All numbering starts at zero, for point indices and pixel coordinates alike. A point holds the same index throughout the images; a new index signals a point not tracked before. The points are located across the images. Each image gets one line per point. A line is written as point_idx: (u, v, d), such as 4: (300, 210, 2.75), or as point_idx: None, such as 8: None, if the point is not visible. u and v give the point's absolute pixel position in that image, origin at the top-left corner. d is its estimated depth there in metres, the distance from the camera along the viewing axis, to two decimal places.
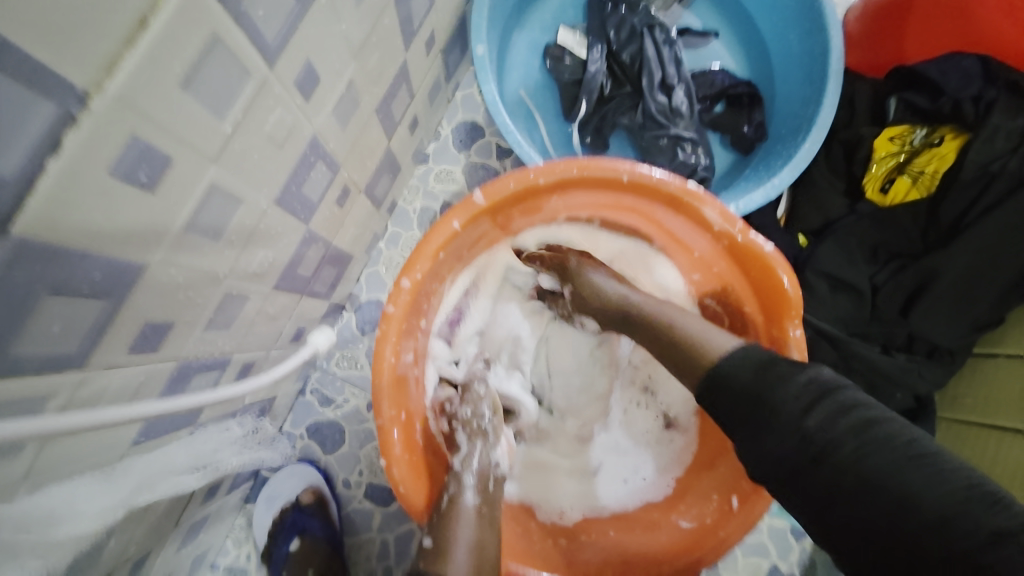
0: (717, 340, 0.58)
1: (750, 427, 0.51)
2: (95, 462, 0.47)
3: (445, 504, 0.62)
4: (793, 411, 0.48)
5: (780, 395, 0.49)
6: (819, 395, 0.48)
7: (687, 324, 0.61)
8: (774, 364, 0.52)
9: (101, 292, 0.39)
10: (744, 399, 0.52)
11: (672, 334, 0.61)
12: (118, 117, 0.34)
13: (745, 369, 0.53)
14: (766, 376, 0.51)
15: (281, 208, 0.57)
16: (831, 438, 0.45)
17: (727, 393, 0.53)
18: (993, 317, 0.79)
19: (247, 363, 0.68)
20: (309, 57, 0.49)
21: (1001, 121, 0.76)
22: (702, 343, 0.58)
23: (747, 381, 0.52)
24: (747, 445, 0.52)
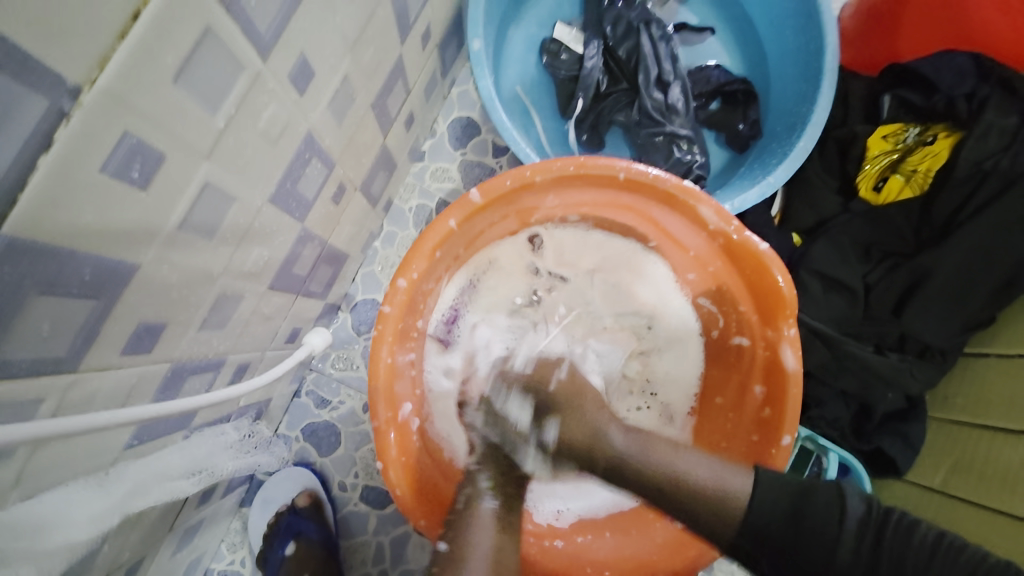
0: (733, 481, 0.54)
1: (796, 556, 0.51)
2: (86, 468, 0.46)
3: (462, 505, 0.62)
4: (848, 538, 0.49)
5: (829, 521, 0.50)
6: (859, 528, 0.49)
7: (698, 472, 0.55)
8: (805, 500, 0.52)
9: (92, 292, 0.38)
10: (793, 556, 0.51)
11: (686, 502, 0.54)
12: (109, 112, 0.32)
13: (778, 512, 0.52)
14: (812, 505, 0.51)
15: (275, 206, 0.56)
16: (886, 562, 0.48)
17: (771, 523, 0.52)
18: (985, 315, 0.79)
19: (242, 365, 0.67)
20: (303, 51, 0.48)
21: (994, 119, 0.76)
22: (722, 494, 0.53)
23: (789, 533, 0.51)
24: (789, 574, 0.51)
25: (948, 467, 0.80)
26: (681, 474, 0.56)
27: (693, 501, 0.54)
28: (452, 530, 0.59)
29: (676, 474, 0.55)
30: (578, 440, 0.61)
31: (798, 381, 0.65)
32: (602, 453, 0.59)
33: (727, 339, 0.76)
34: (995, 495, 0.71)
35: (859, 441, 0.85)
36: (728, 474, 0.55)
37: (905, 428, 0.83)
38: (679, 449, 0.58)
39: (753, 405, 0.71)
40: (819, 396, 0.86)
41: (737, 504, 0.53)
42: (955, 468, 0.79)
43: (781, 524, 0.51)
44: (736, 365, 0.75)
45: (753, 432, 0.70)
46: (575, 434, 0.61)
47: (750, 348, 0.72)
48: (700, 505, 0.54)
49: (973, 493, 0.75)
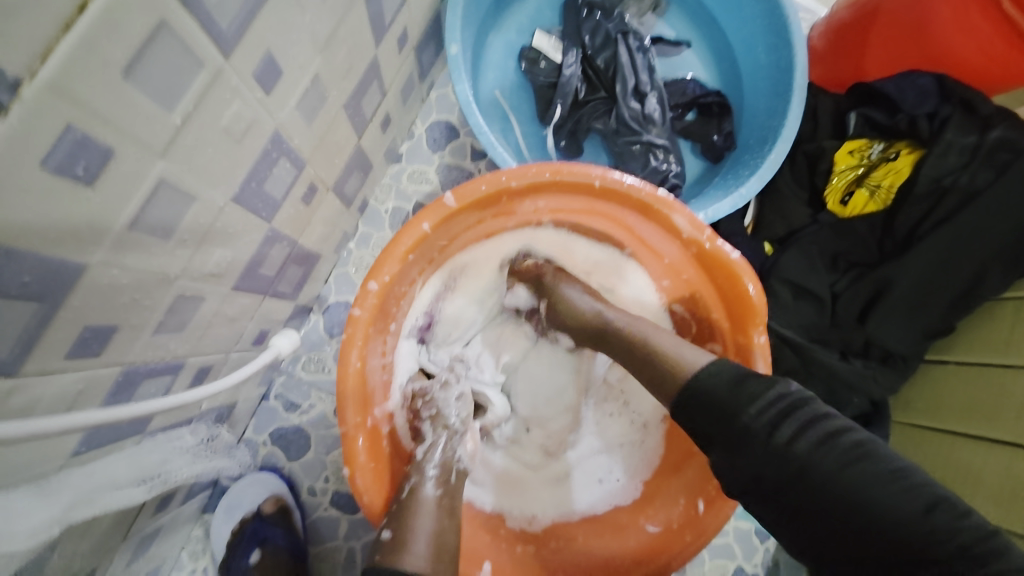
0: (688, 356, 0.58)
1: (722, 434, 0.52)
2: (26, 477, 0.43)
3: (406, 495, 0.60)
4: (765, 419, 0.50)
5: (744, 404, 0.51)
6: (781, 411, 0.50)
7: (660, 341, 0.61)
8: (742, 380, 0.53)
9: (34, 295, 0.36)
10: (717, 419, 0.52)
11: (649, 358, 0.60)
12: (52, 105, 0.31)
13: (717, 379, 0.54)
14: (744, 391, 0.51)
15: (240, 206, 0.55)
16: (816, 451, 0.47)
17: (701, 406, 0.54)
18: (946, 325, 0.82)
19: (203, 368, 0.65)
20: (269, 49, 0.47)
21: (954, 137, 0.80)
22: (676, 361, 0.58)
23: (721, 394, 0.53)
24: (711, 448, 0.53)
25: None
26: (646, 338, 0.62)
27: (653, 360, 0.60)
28: (396, 519, 0.57)
29: (646, 339, 0.62)
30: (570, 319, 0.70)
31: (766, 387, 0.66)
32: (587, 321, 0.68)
33: (700, 346, 0.77)
34: (957, 495, 0.75)
35: None
36: (683, 346, 0.60)
37: (869, 432, 0.85)
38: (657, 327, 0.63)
39: None
40: None
41: (685, 370, 0.57)
42: None
43: (714, 400, 0.53)
44: None
45: None
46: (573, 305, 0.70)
47: (721, 355, 0.73)
48: (656, 364, 0.59)
49: None
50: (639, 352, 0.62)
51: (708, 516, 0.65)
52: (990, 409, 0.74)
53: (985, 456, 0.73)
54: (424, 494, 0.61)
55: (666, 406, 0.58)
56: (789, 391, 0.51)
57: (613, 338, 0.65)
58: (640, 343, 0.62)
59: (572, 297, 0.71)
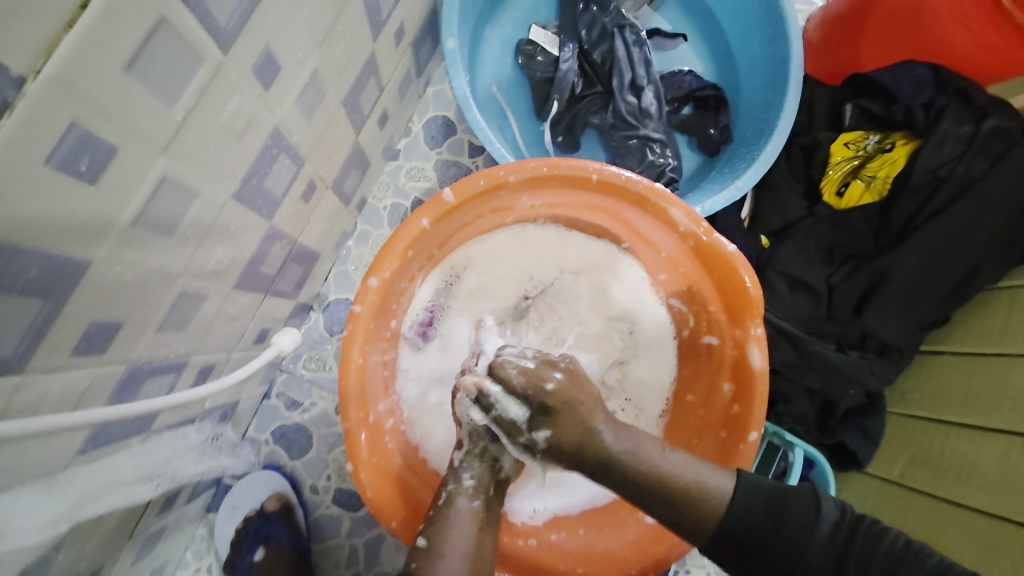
0: (710, 476, 0.56)
1: (767, 543, 0.54)
2: (35, 474, 0.43)
3: (443, 500, 0.59)
4: (822, 540, 0.53)
5: (804, 536, 0.53)
6: (844, 532, 0.53)
7: (675, 465, 0.56)
8: (782, 498, 0.55)
9: (39, 291, 0.37)
10: (766, 538, 0.54)
11: (677, 497, 0.55)
12: (56, 102, 0.31)
13: (753, 509, 0.55)
14: (775, 519, 0.54)
15: (240, 203, 0.55)
16: (854, 564, 0.52)
17: (745, 515, 0.55)
18: (940, 315, 0.83)
19: (206, 366, 0.65)
20: (267, 44, 0.47)
21: (951, 127, 0.80)
22: (702, 487, 0.55)
23: (762, 530, 0.54)
24: (762, 571, 0.54)
25: (906, 460, 0.83)
26: (658, 469, 0.56)
27: (669, 487, 0.55)
28: (432, 527, 0.56)
29: (655, 469, 0.55)
30: (573, 438, 0.56)
31: (765, 379, 0.67)
32: (593, 447, 0.56)
33: (698, 339, 0.77)
34: (951, 486, 0.75)
35: (823, 436, 0.88)
36: (706, 473, 0.56)
37: (864, 422, 0.87)
38: (664, 448, 0.57)
39: (721, 405, 0.73)
40: (784, 394, 0.89)
41: (718, 502, 0.55)
42: (911, 462, 0.82)
43: (753, 527, 0.54)
44: (706, 364, 0.76)
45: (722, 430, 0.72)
46: (565, 434, 0.56)
47: (719, 347, 0.73)
48: (672, 496, 0.55)
49: (929, 483, 0.78)
50: (658, 483, 0.55)
51: None
52: (986, 398, 0.75)
53: (979, 446, 0.73)
54: (461, 505, 0.59)
55: (697, 542, 0.56)
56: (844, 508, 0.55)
57: (616, 469, 0.55)
58: (666, 485, 0.55)
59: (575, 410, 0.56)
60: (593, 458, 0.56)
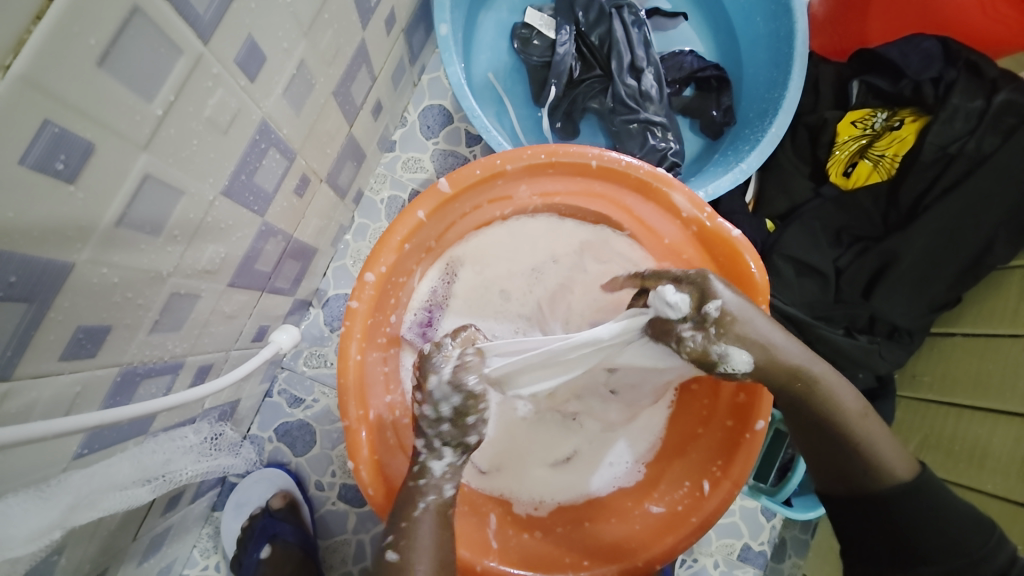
0: (894, 458, 0.53)
1: (909, 526, 0.51)
2: (28, 481, 0.43)
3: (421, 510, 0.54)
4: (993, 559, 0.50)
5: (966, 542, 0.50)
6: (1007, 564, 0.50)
7: (873, 433, 0.53)
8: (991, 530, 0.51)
9: (22, 296, 0.35)
10: (930, 509, 0.51)
11: (866, 454, 0.53)
12: (27, 98, 0.30)
13: (921, 502, 0.52)
14: (980, 535, 0.51)
15: (230, 200, 0.53)
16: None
17: (906, 502, 0.52)
18: (950, 297, 0.81)
19: (203, 366, 0.65)
20: (250, 33, 0.45)
21: (960, 102, 0.77)
22: (884, 463, 0.53)
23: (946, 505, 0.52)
24: (870, 505, 0.53)
25: (917, 443, 0.82)
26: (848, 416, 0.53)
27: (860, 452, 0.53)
28: (403, 539, 0.52)
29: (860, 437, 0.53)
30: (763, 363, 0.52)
31: None
32: (811, 398, 0.53)
33: None
34: (963, 469, 0.74)
35: None
36: (900, 456, 0.54)
37: (874, 407, 0.85)
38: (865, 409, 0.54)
39: (726, 393, 0.71)
40: None
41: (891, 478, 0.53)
42: (922, 445, 0.81)
43: (901, 523, 0.52)
44: None
45: (728, 419, 0.71)
46: (787, 353, 0.53)
47: None
48: (855, 448, 0.53)
49: (941, 468, 0.77)
50: (846, 437, 0.53)
51: (713, 497, 0.67)
52: (997, 379, 0.74)
53: (991, 428, 0.72)
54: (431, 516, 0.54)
55: (852, 473, 0.54)
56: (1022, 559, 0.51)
57: (811, 400, 0.53)
58: (853, 417, 0.53)
59: (782, 341, 0.53)
60: (803, 381, 0.53)
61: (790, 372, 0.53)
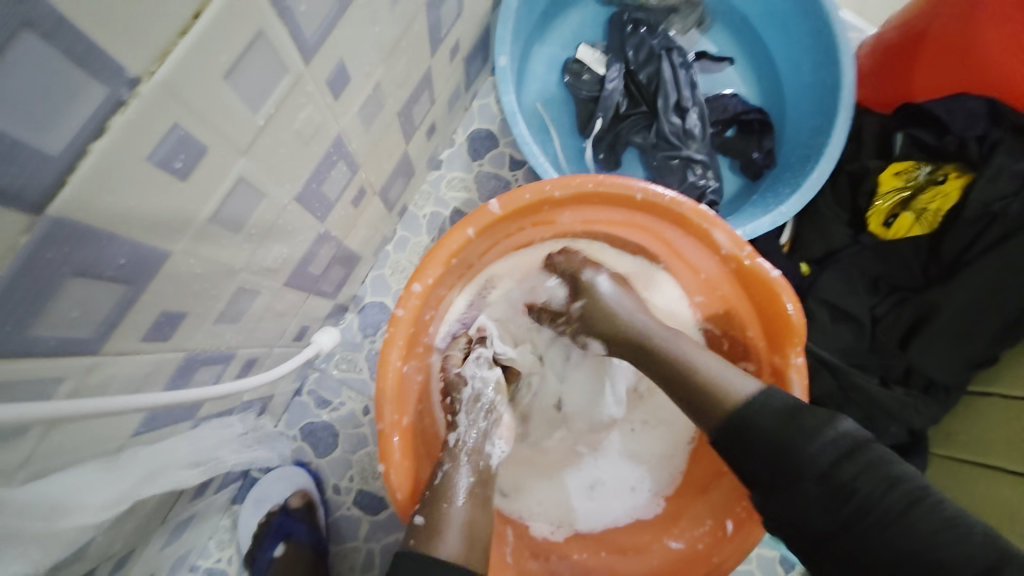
0: (730, 378, 0.57)
1: (760, 469, 0.52)
2: (96, 453, 0.46)
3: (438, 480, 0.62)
4: (823, 449, 0.49)
5: (803, 445, 0.50)
6: (847, 450, 0.49)
7: (702, 360, 0.59)
8: (797, 411, 0.52)
9: (124, 279, 0.39)
10: (765, 446, 0.51)
11: (702, 385, 0.57)
12: (163, 104, 0.33)
13: (767, 411, 0.52)
14: (798, 423, 0.51)
15: (300, 205, 0.57)
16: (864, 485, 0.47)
17: (753, 443, 0.52)
18: (988, 354, 0.80)
19: (250, 359, 0.67)
20: (342, 57, 0.49)
21: (1005, 162, 0.78)
22: (726, 387, 0.56)
23: (767, 422, 0.52)
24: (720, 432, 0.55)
25: (947, 503, 0.80)
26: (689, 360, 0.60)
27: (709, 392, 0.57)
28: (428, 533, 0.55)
29: (686, 359, 0.60)
30: (603, 313, 0.69)
31: (804, 409, 0.65)
32: (620, 325, 0.67)
33: (734, 362, 0.76)
34: (990, 531, 0.72)
35: None
36: (724, 369, 0.58)
37: (905, 463, 0.84)
38: (699, 346, 0.61)
39: None
40: None
41: (732, 397, 0.55)
42: (953, 507, 0.79)
43: (760, 435, 0.52)
44: None
45: None
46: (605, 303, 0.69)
47: (755, 374, 0.72)
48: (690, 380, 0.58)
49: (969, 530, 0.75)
50: (682, 372, 0.59)
51: (738, 538, 0.64)
52: None
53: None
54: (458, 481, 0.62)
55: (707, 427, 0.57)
56: (851, 431, 0.50)
57: (649, 360, 0.63)
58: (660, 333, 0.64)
59: (613, 299, 0.69)
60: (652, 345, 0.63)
61: (629, 331, 0.66)
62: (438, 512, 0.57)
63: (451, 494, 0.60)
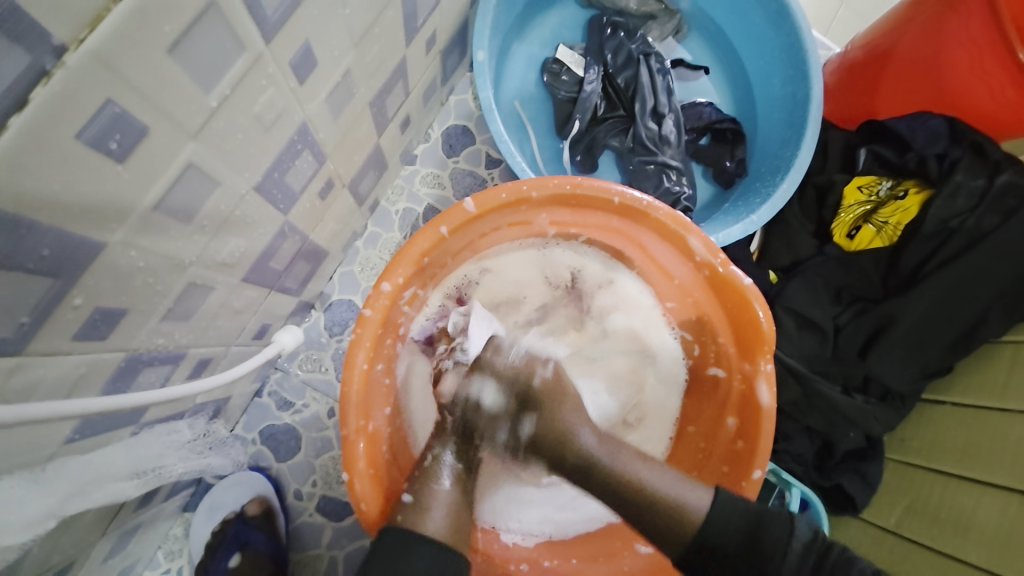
0: (691, 496, 0.57)
1: (751, 570, 0.53)
2: (21, 465, 0.41)
3: (430, 461, 0.65)
4: (795, 559, 0.52)
5: (777, 549, 0.53)
6: (813, 559, 0.52)
7: (657, 482, 0.59)
8: (761, 520, 0.54)
9: (50, 271, 0.35)
10: (744, 561, 0.54)
11: (649, 501, 0.58)
12: (95, 76, 0.30)
13: (731, 529, 0.54)
14: (754, 532, 0.54)
15: (260, 196, 0.53)
16: None
17: (719, 558, 0.54)
18: (942, 365, 0.83)
19: (203, 360, 0.63)
20: (307, 38, 0.46)
21: (963, 180, 0.80)
22: (682, 507, 0.56)
23: (740, 551, 0.54)
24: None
25: (903, 509, 0.81)
26: (641, 482, 0.59)
27: (646, 512, 0.57)
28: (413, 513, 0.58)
29: (640, 479, 0.59)
30: (552, 438, 0.63)
31: (771, 416, 0.65)
32: (572, 452, 0.62)
33: (703, 369, 0.77)
34: (946, 537, 0.73)
35: (820, 478, 0.87)
36: (688, 488, 0.58)
37: (862, 467, 0.86)
38: (648, 461, 0.61)
39: (726, 437, 0.71)
40: (784, 432, 0.89)
41: (695, 518, 0.55)
42: (908, 510, 0.81)
43: (736, 548, 0.54)
44: (712, 397, 0.75)
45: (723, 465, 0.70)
46: (550, 428, 0.63)
47: (726, 380, 0.72)
48: (652, 515, 0.57)
49: (925, 535, 0.76)
50: (637, 499, 0.58)
51: None
52: (984, 451, 0.74)
53: (976, 499, 0.72)
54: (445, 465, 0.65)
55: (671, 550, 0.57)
56: (816, 529, 0.54)
57: (597, 477, 0.61)
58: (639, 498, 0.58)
59: (564, 412, 0.64)
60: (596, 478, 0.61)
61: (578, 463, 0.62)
62: (425, 492, 0.61)
63: (438, 475, 0.64)
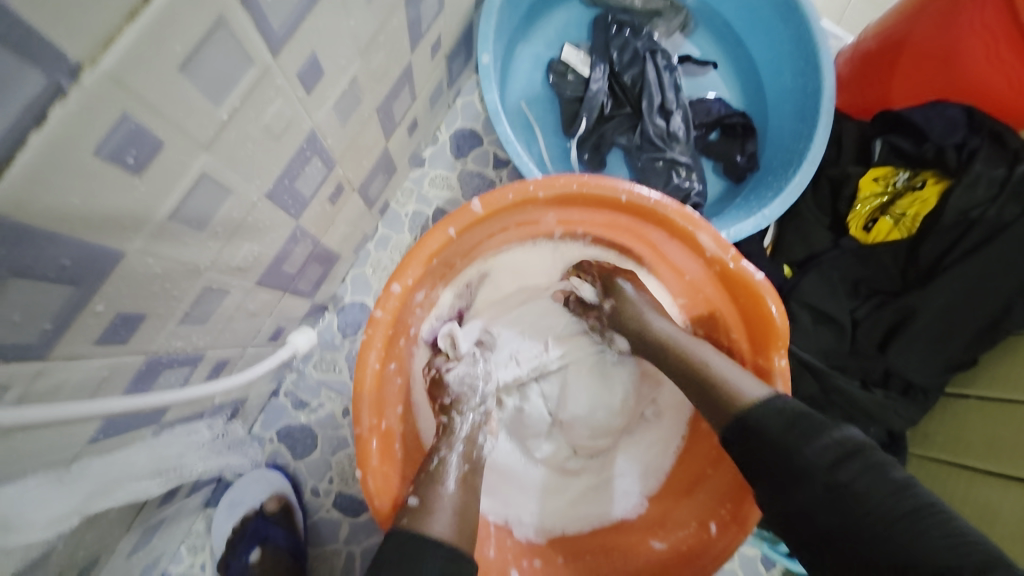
0: (746, 384, 0.58)
1: (776, 476, 0.52)
2: (49, 464, 0.44)
3: (436, 464, 0.62)
4: (820, 453, 0.50)
5: (803, 447, 0.51)
6: (839, 456, 0.50)
7: (721, 365, 0.61)
8: (798, 418, 0.53)
9: (71, 280, 0.36)
10: (769, 453, 0.53)
11: (708, 376, 0.61)
12: (110, 94, 0.31)
13: (770, 417, 0.54)
14: (786, 430, 0.52)
15: (271, 202, 0.55)
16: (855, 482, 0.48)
17: (751, 446, 0.54)
18: (966, 358, 0.81)
19: (220, 361, 0.65)
20: (313, 49, 0.47)
21: (983, 169, 0.78)
22: (735, 389, 0.58)
23: (771, 435, 0.53)
24: (760, 478, 0.54)
25: None
26: (706, 363, 0.62)
27: (711, 382, 0.60)
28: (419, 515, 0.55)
29: (705, 363, 0.62)
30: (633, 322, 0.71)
31: None
32: (648, 330, 0.69)
33: None
34: None
35: None
36: (742, 374, 0.60)
37: None
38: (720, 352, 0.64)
39: None
40: None
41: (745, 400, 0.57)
42: None
43: (759, 438, 0.54)
44: None
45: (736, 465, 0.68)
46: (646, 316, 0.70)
47: None
48: (709, 386, 0.60)
49: None
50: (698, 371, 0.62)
51: (720, 540, 0.64)
52: (1011, 444, 0.73)
53: (1002, 493, 0.71)
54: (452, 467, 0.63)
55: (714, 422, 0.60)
56: (854, 437, 0.51)
57: (672, 361, 0.65)
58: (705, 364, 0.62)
59: (648, 318, 0.70)
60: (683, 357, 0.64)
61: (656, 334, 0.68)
62: (431, 495, 0.58)
63: (444, 478, 0.60)
